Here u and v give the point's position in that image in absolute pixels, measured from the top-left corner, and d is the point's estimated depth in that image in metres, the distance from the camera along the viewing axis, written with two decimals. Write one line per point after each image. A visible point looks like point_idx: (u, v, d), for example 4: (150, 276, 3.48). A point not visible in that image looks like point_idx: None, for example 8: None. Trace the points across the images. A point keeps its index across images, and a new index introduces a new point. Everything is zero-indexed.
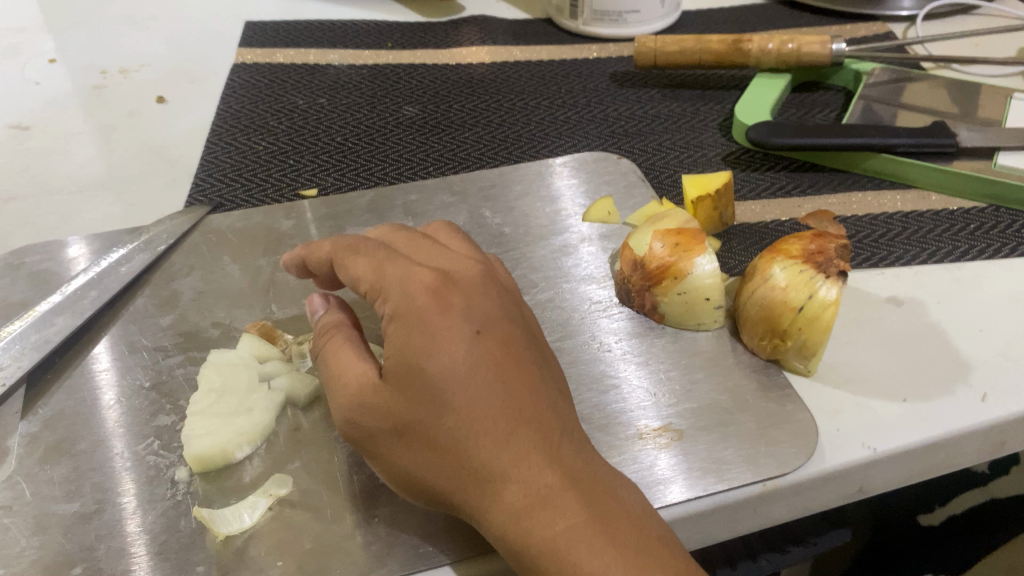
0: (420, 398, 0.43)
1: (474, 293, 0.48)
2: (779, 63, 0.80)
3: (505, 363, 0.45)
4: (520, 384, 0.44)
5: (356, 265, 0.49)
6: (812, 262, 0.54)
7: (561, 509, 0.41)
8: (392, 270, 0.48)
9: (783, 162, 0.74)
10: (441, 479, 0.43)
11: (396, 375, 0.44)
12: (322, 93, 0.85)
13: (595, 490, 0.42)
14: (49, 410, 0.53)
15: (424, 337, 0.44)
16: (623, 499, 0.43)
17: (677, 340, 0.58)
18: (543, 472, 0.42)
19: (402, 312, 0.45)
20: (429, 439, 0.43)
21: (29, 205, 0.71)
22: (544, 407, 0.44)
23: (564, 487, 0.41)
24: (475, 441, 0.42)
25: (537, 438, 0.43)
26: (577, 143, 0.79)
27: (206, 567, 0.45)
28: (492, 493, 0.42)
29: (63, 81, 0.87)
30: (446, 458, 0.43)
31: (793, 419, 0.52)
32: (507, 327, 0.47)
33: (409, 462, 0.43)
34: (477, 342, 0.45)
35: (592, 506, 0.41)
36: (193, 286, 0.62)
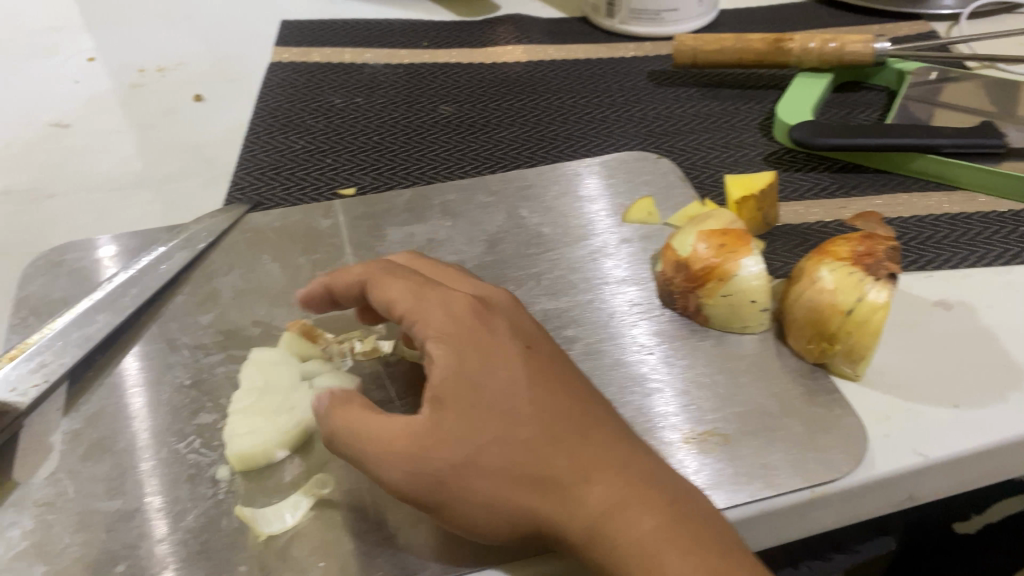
0: (482, 416, 0.44)
1: (511, 317, 0.50)
2: (820, 62, 0.79)
3: (555, 377, 0.47)
4: (574, 394, 0.46)
5: (391, 289, 0.50)
6: (860, 264, 0.53)
7: (645, 502, 0.42)
8: (432, 295, 0.49)
9: (826, 162, 0.73)
10: (514, 495, 0.42)
11: (450, 398, 0.44)
12: (358, 92, 0.85)
13: (670, 484, 0.43)
14: (91, 407, 0.53)
15: (476, 355, 0.46)
16: (695, 492, 0.44)
17: (721, 343, 0.57)
18: (620, 469, 0.43)
19: (449, 335, 0.47)
20: (498, 455, 0.43)
21: (69, 203, 0.72)
22: (602, 412, 0.46)
23: (642, 481, 0.42)
24: (546, 449, 0.43)
25: (606, 438, 0.44)
26: (614, 142, 0.79)
27: (249, 567, 0.44)
28: (573, 499, 0.42)
29: (101, 80, 0.88)
30: (518, 472, 0.42)
31: (841, 424, 0.51)
32: (546, 346, 0.49)
33: (480, 493, 0.42)
34: (525, 359, 0.47)
35: (672, 496, 0.42)
36: (233, 284, 0.62)
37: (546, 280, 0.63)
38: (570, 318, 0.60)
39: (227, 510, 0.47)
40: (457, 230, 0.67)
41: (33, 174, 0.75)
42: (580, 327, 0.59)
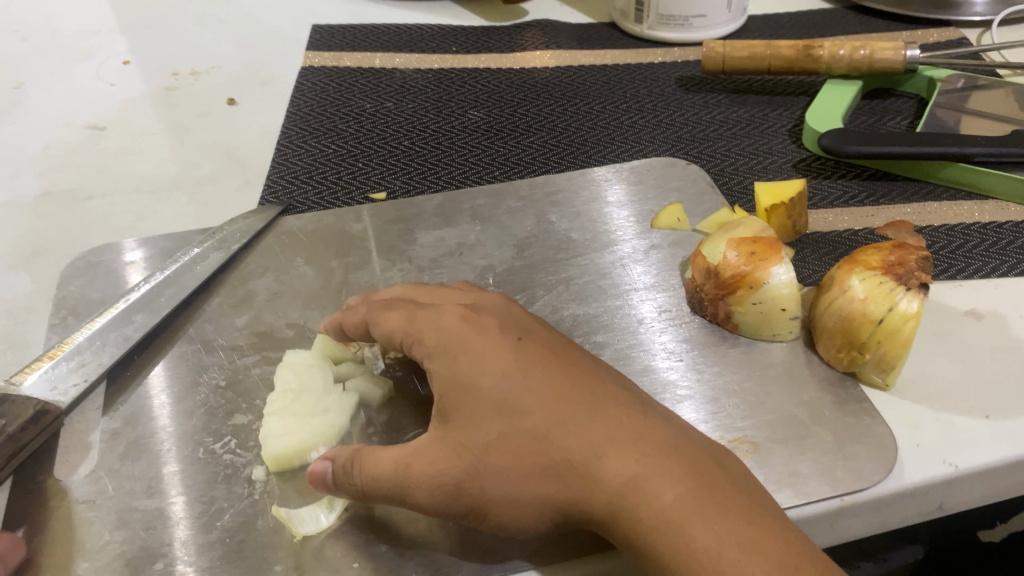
0: (488, 416, 0.45)
1: (505, 318, 0.52)
2: (850, 69, 0.79)
3: (555, 366, 0.48)
4: (577, 378, 0.47)
5: (389, 320, 0.52)
6: (892, 274, 0.53)
7: (661, 470, 0.42)
8: (424, 315, 0.51)
9: (856, 170, 0.73)
10: (536, 486, 0.43)
11: (454, 407, 0.46)
12: (389, 96, 0.86)
13: (686, 450, 0.44)
14: (129, 408, 0.54)
15: (470, 359, 0.47)
16: (714, 455, 0.44)
17: (751, 351, 0.57)
18: (633, 442, 0.43)
19: (443, 348, 0.48)
20: (512, 449, 0.43)
21: (105, 205, 0.73)
22: (608, 390, 0.47)
23: (657, 450, 0.43)
24: (557, 433, 0.44)
25: (615, 414, 0.45)
26: (643, 148, 0.79)
27: (284, 566, 0.45)
28: (593, 479, 0.42)
29: (136, 83, 0.89)
30: (535, 462, 0.43)
31: (871, 433, 0.51)
32: (544, 339, 0.50)
33: (503, 489, 0.43)
34: (522, 353, 0.48)
35: (689, 460, 0.43)
36: (267, 287, 0.63)
37: (576, 285, 0.63)
38: (599, 323, 0.60)
39: (263, 510, 0.48)
40: (487, 234, 0.68)
41: (70, 175, 0.76)
42: (609, 332, 0.59)
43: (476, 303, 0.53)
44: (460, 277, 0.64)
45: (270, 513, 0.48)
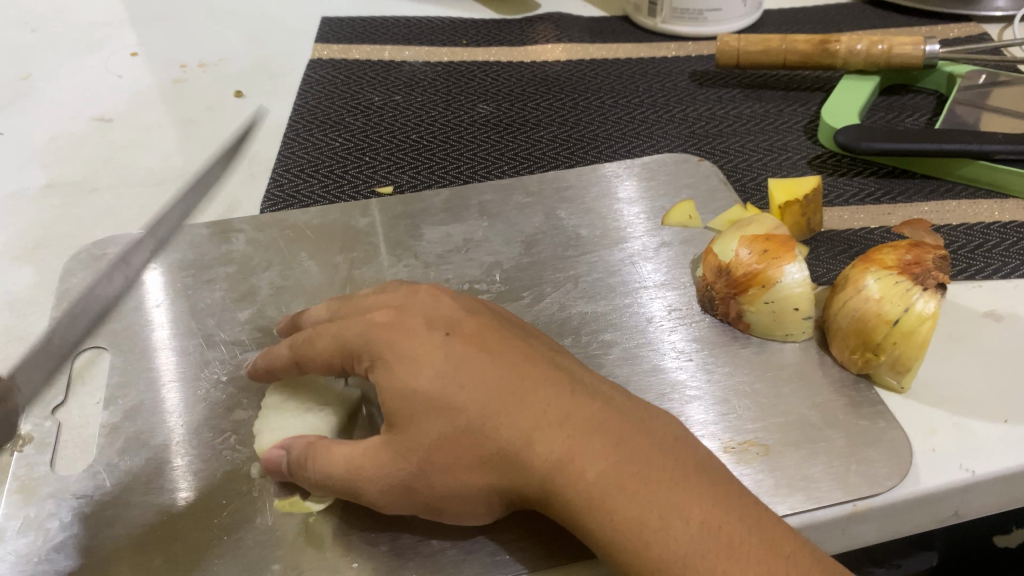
0: (423, 417, 0.42)
1: (435, 306, 0.48)
2: (868, 64, 0.77)
3: (486, 351, 0.45)
4: (508, 362, 0.45)
5: (317, 347, 0.47)
6: (908, 274, 0.52)
7: (594, 450, 0.41)
8: (349, 322, 0.47)
9: (872, 167, 0.72)
10: (480, 477, 0.42)
11: (390, 412, 0.43)
12: (397, 90, 0.85)
13: (619, 424, 0.42)
14: (129, 402, 0.54)
15: (402, 360, 0.44)
16: (649, 425, 0.43)
17: (763, 351, 0.56)
18: (565, 423, 0.42)
19: (375, 351, 0.45)
20: (452, 447, 0.41)
21: (111, 197, 0.72)
22: (540, 370, 0.45)
23: (589, 429, 0.42)
24: (492, 423, 0.42)
25: (547, 394, 0.43)
26: (655, 143, 0.78)
27: (282, 566, 0.45)
28: (532, 467, 0.41)
29: (144, 75, 0.89)
30: (475, 457, 0.41)
31: (885, 438, 0.50)
32: (471, 322, 0.47)
33: (449, 485, 0.42)
34: (452, 343, 0.45)
35: (623, 435, 0.42)
36: (271, 281, 0.62)
37: (585, 282, 0.62)
38: (608, 322, 0.59)
39: (263, 507, 0.47)
40: (495, 231, 0.67)
41: (77, 169, 0.76)
42: (618, 331, 0.58)
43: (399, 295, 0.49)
44: (467, 273, 0.63)
45: (270, 511, 0.47)
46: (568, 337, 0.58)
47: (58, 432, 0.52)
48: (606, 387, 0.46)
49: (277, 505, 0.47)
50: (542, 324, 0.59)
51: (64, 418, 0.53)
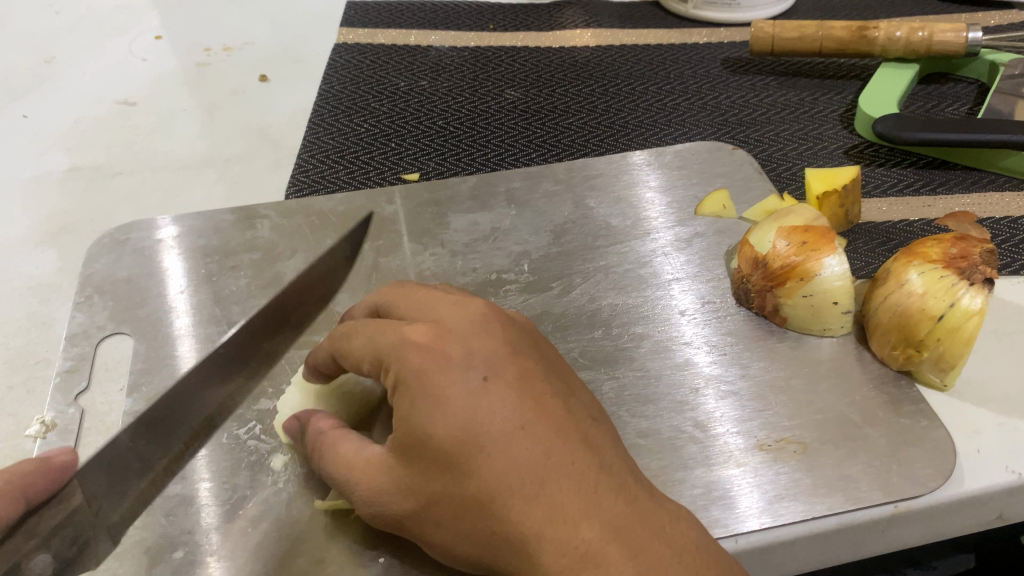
0: (436, 467, 0.37)
1: (480, 335, 0.40)
2: (907, 52, 0.75)
3: (525, 407, 0.38)
4: (543, 427, 0.37)
5: (354, 348, 0.42)
6: (954, 267, 0.50)
7: (604, 566, 0.34)
8: (386, 332, 0.40)
9: (911, 158, 0.70)
10: (477, 543, 0.37)
11: (404, 447, 0.38)
12: (423, 75, 0.84)
13: (639, 536, 0.36)
14: (152, 389, 0.53)
15: (426, 398, 0.37)
16: (673, 539, 0.37)
17: (800, 346, 0.55)
18: (583, 524, 0.35)
19: (403, 377, 0.38)
20: (455, 508, 0.37)
21: (134, 182, 0.72)
22: (574, 446, 0.37)
23: (605, 539, 0.35)
24: (502, 500, 0.36)
25: (571, 482, 0.36)
26: (687, 131, 0.76)
27: (307, 560, 0.44)
28: (532, 561, 0.35)
29: (168, 59, 0.88)
30: (477, 526, 0.36)
31: (928, 437, 0.48)
32: (520, 361, 0.40)
33: (445, 539, 0.38)
34: (489, 390, 0.37)
35: (641, 550, 0.35)
36: (296, 268, 0.61)
37: (615, 274, 0.61)
38: (639, 314, 0.57)
39: (288, 498, 0.47)
40: (522, 219, 0.65)
41: (100, 153, 0.75)
42: (649, 324, 0.57)
43: (447, 307, 0.42)
44: (495, 263, 0.62)
45: (295, 502, 0.46)
46: (598, 329, 0.57)
47: (81, 419, 0.52)
48: (634, 473, 0.39)
49: (301, 497, 0.47)
50: (572, 316, 0.58)
51: (88, 405, 0.53)
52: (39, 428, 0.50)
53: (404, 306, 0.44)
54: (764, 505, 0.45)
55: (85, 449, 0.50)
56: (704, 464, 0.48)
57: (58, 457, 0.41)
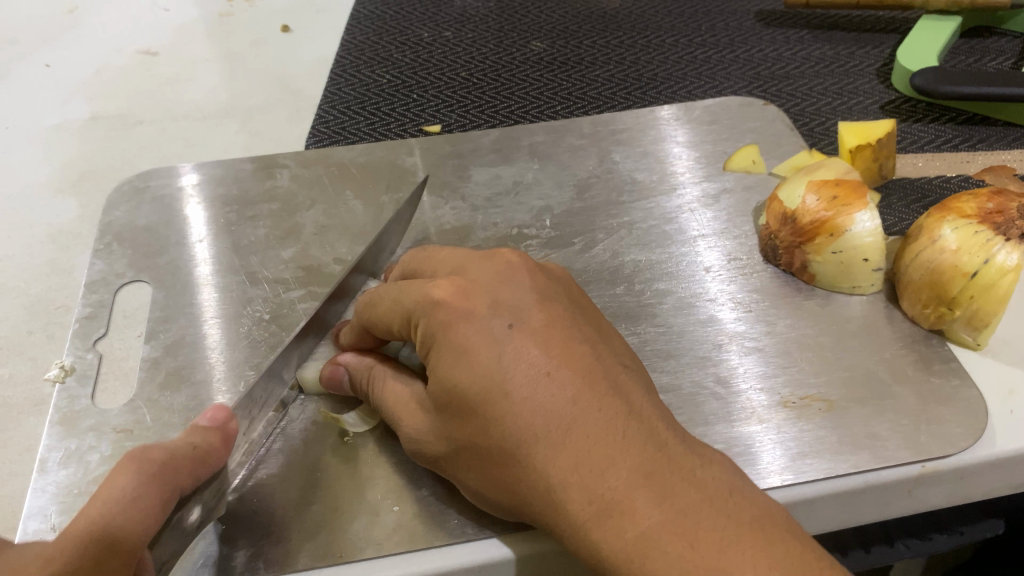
0: (466, 417, 0.36)
1: (506, 285, 0.39)
2: (949, 3, 0.72)
3: (551, 353, 0.36)
4: (570, 372, 0.36)
5: (380, 312, 0.42)
6: (989, 223, 0.47)
7: (630, 513, 0.32)
8: (414, 289, 0.40)
9: (950, 113, 0.67)
10: (509, 492, 0.36)
11: (436, 396, 0.38)
12: (447, 26, 0.82)
13: (670, 480, 0.33)
14: (170, 336, 0.52)
15: (451, 350, 0.37)
16: (709, 482, 0.34)
17: (828, 304, 0.53)
18: (609, 468, 0.33)
19: (430, 330, 0.38)
20: (485, 456, 0.36)
21: (156, 131, 0.71)
22: (602, 392, 0.36)
23: (632, 484, 0.33)
24: (528, 449, 0.34)
25: (598, 426, 0.34)
26: (718, 84, 0.74)
27: (322, 506, 0.44)
28: (558, 507, 0.34)
29: (190, 9, 0.87)
30: (506, 474, 0.36)
31: (959, 397, 0.47)
32: (548, 311, 0.38)
33: (481, 487, 0.38)
34: (512, 337, 0.36)
35: (672, 494, 0.33)
36: (316, 219, 0.60)
37: (639, 230, 0.59)
38: (663, 271, 0.56)
39: (304, 446, 0.46)
40: (546, 173, 0.64)
41: (122, 103, 0.74)
42: (672, 280, 0.55)
43: (478, 262, 0.41)
44: (517, 217, 0.61)
45: (312, 449, 0.46)
46: (621, 284, 0.55)
47: (99, 364, 0.52)
48: (670, 420, 0.37)
49: (317, 446, 0.46)
50: (594, 272, 0.56)
51: (105, 351, 0.53)
52: (58, 372, 0.50)
53: (427, 268, 0.44)
54: (787, 461, 0.44)
55: (102, 396, 0.50)
56: (726, 420, 0.47)
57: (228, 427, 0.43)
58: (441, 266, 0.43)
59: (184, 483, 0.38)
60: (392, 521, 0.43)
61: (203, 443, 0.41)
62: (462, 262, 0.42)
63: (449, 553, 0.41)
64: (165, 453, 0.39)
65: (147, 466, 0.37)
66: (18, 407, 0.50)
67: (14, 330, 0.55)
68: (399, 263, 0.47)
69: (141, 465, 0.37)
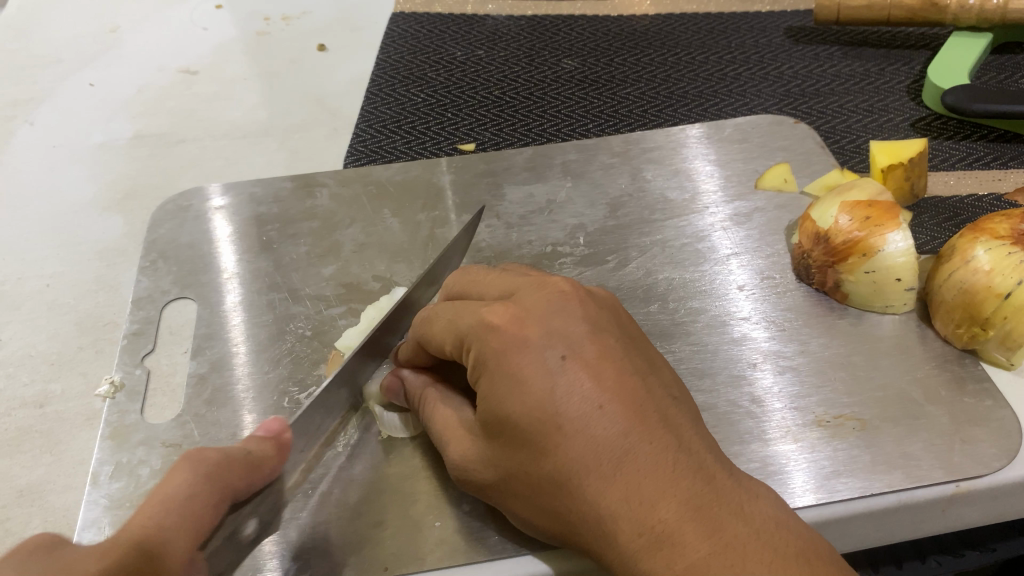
0: (520, 445, 0.38)
1: (559, 315, 0.40)
2: (980, 20, 0.73)
3: (604, 386, 0.37)
4: (622, 405, 0.37)
5: (433, 335, 0.43)
6: (1022, 244, 0.48)
7: (680, 545, 0.33)
8: (469, 316, 0.41)
9: (982, 131, 0.67)
10: (559, 519, 0.37)
11: (489, 423, 0.39)
12: (480, 44, 0.83)
13: (718, 514, 0.35)
14: (216, 353, 0.54)
15: (506, 380, 0.38)
16: (755, 516, 0.35)
17: (861, 322, 0.54)
18: (660, 503, 0.34)
19: (484, 359, 0.39)
20: (537, 485, 0.37)
21: (196, 148, 0.73)
22: (652, 425, 0.36)
23: (682, 516, 0.34)
24: (580, 480, 0.36)
25: (649, 461, 0.35)
26: (748, 102, 0.75)
27: (364, 522, 0.45)
28: (610, 537, 0.35)
29: (228, 28, 0.89)
30: (558, 502, 0.37)
31: (992, 417, 0.48)
32: (601, 342, 0.39)
33: (528, 512, 0.39)
34: (566, 369, 0.37)
35: (722, 527, 0.34)
36: (355, 238, 0.61)
37: (672, 247, 0.60)
38: (695, 289, 0.57)
39: (350, 461, 0.48)
40: (579, 192, 0.65)
41: (163, 121, 0.76)
42: (705, 299, 0.56)
43: (528, 290, 0.42)
44: (550, 235, 0.62)
45: (357, 466, 0.48)
46: (654, 303, 0.56)
47: (147, 380, 0.53)
48: (716, 453, 0.38)
49: (362, 463, 0.48)
50: (628, 290, 0.57)
51: (153, 366, 0.54)
52: (108, 388, 0.52)
53: (477, 292, 0.45)
54: (823, 480, 0.45)
55: (152, 410, 0.52)
56: (761, 439, 0.48)
57: (284, 436, 0.42)
58: (493, 292, 0.44)
59: (237, 484, 0.39)
60: (434, 537, 0.44)
61: (257, 451, 0.41)
62: (514, 290, 0.43)
63: (489, 569, 0.42)
64: (219, 453, 0.39)
65: (207, 462, 0.39)
66: (71, 422, 0.52)
67: (65, 346, 0.56)
68: (444, 285, 0.48)
69: (197, 461, 0.38)
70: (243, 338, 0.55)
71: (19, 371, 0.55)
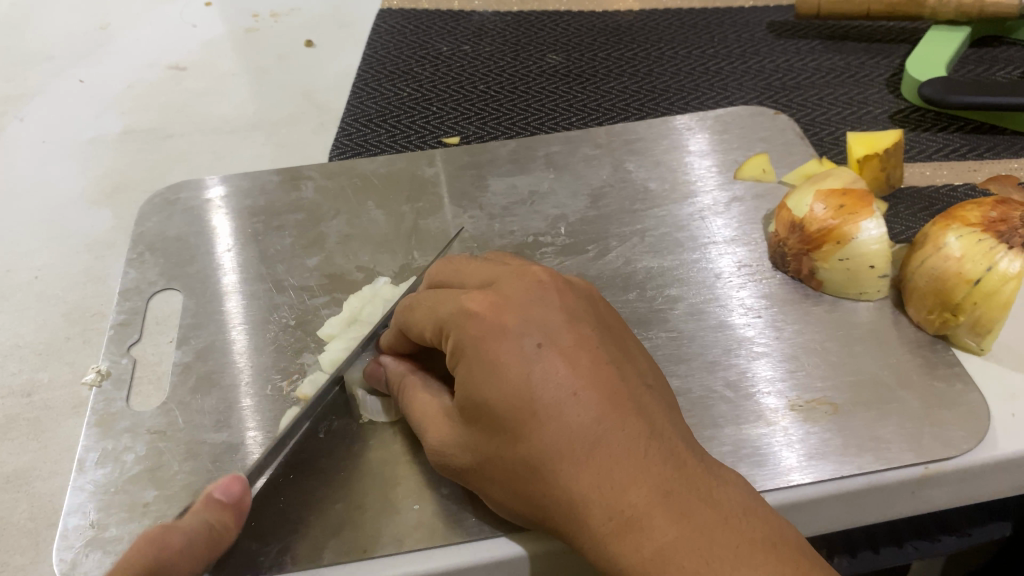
0: (497, 430, 0.38)
1: (537, 305, 0.40)
2: (958, 14, 0.74)
3: (579, 373, 0.38)
4: (597, 391, 0.37)
5: (415, 324, 0.44)
6: (993, 231, 0.49)
7: (649, 528, 0.34)
8: (449, 305, 0.42)
9: (959, 122, 0.68)
10: (533, 502, 0.38)
11: (466, 409, 0.40)
12: (466, 39, 0.84)
13: (688, 499, 0.35)
14: (201, 342, 0.55)
15: (483, 366, 0.38)
16: (723, 501, 0.36)
17: (837, 309, 0.55)
18: (631, 487, 0.35)
19: (462, 346, 0.40)
20: (512, 469, 0.38)
21: (185, 143, 0.74)
22: (626, 412, 0.37)
23: (652, 501, 0.35)
24: (554, 464, 0.36)
25: (621, 446, 0.36)
26: (729, 96, 0.76)
27: (344, 505, 0.45)
28: (582, 520, 0.36)
29: (217, 25, 0.90)
30: (532, 486, 0.38)
31: (963, 400, 0.48)
32: (578, 331, 0.40)
33: (504, 497, 0.40)
34: (542, 356, 0.38)
35: (690, 512, 0.35)
36: (339, 229, 0.62)
37: (652, 237, 0.61)
38: (674, 278, 0.58)
39: (332, 447, 0.49)
40: (561, 183, 0.66)
41: (153, 117, 0.77)
42: (684, 287, 0.57)
43: (507, 279, 0.43)
44: (532, 226, 0.62)
45: (339, 451, 0.48)
46: (633, 291, 0.57)
47: (133, 369, 0.54)
48: (688, 440, 0.39)
49: (343, 448, 0.48)
50: (608, 278, 0.58)
51: (139, 356, 0.55)
52: (95, 376, 0.53)
53: (458, 280, 0.46)
54: (795, 462, 0.46)
55: (138, 398, 0.52)
56: (735, 423, 0.48)
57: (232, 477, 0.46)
58: (473, 280, 0.45)
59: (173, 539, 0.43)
60: (413, 520, 0.45)
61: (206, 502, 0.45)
62: (494, 279, 0.43)
63: (465, 550, 0.43)
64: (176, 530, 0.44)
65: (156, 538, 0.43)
66: (59, 410, 0.53)
67: (53, 336, 0.57)
68: (427, 275, 0.49)
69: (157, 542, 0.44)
70: (227, 327, 0.55)
71: (7, 360, 0.56)
